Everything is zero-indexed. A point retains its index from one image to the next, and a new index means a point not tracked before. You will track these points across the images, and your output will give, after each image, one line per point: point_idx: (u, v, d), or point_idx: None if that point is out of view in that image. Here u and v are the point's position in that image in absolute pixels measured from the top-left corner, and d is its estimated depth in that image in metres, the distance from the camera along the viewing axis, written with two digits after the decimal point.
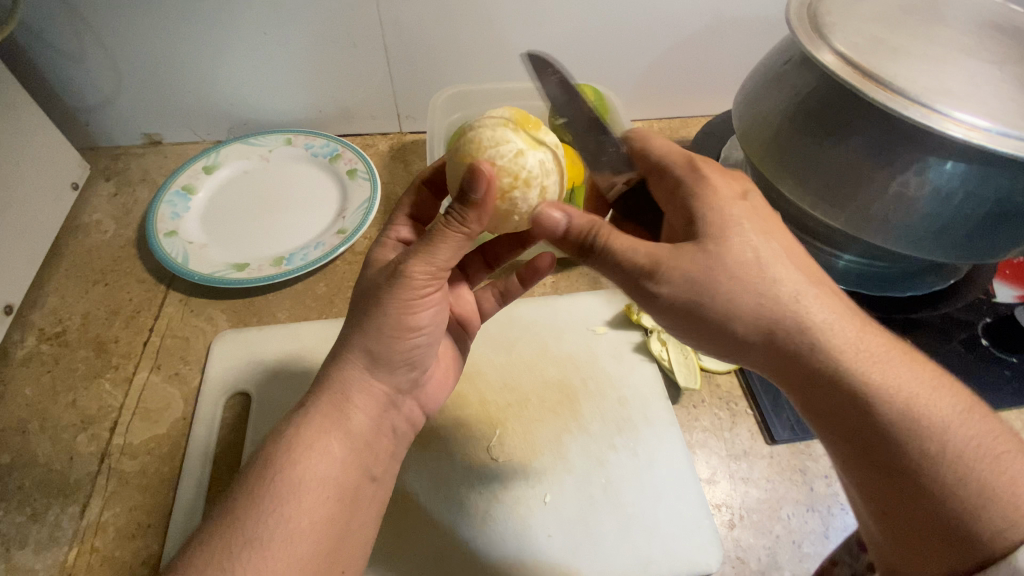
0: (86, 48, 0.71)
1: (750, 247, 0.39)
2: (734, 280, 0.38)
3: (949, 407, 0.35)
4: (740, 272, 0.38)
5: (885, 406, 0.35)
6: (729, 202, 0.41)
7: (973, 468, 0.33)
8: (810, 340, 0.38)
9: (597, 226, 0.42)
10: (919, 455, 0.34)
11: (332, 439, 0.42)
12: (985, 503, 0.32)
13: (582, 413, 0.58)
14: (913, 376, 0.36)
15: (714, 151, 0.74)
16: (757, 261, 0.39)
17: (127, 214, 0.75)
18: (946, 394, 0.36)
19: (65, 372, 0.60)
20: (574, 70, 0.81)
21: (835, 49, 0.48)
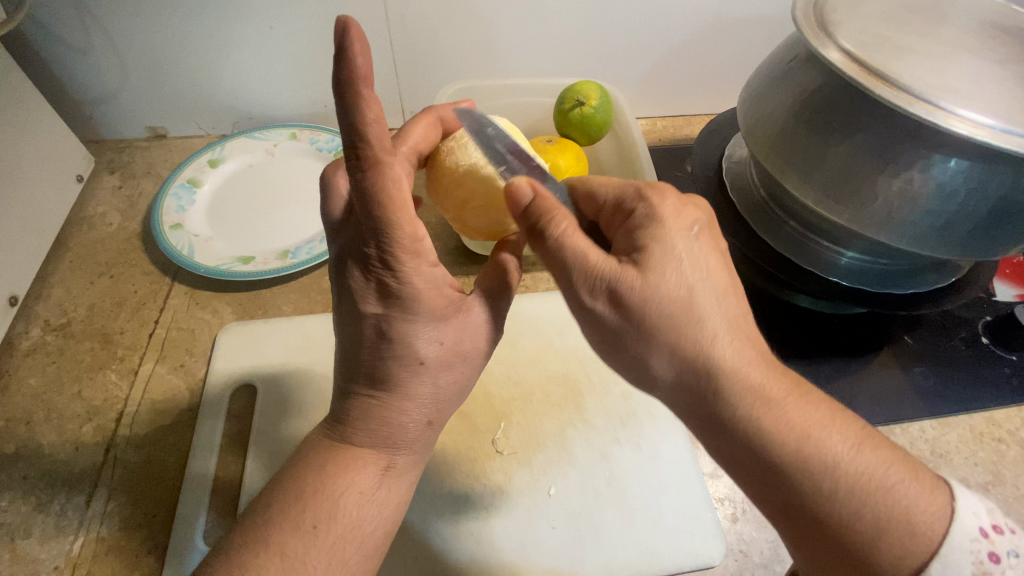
0: (93, 41, 0.71)
1: (684, 282, 0.37)
2: (664, 318, 0.37)
3: (841, 442, 0.36)
4: (670, 317, 0.37)
5: (789, 451, 0.35)
6: (674, 233, 0.39)
7: (877, 504, 0.34)
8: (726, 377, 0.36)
9: (557, 214, 0.40)
10: (824, 497, 0.35)
11: (366, 477, 0.39)
12: (882, 539, 0.34)
13: (586, 408, 0.58)
14: (806, 416, 0.36)
15: (718, 148, 0.75)
16: (681, 307, 0.37)
17: (131, 206, 0.75)
18: (830, 421, 0.37)
19: (69, 363, 0.60)
20: (578, 68, 0.82)
21: (842, 47, 0.49)
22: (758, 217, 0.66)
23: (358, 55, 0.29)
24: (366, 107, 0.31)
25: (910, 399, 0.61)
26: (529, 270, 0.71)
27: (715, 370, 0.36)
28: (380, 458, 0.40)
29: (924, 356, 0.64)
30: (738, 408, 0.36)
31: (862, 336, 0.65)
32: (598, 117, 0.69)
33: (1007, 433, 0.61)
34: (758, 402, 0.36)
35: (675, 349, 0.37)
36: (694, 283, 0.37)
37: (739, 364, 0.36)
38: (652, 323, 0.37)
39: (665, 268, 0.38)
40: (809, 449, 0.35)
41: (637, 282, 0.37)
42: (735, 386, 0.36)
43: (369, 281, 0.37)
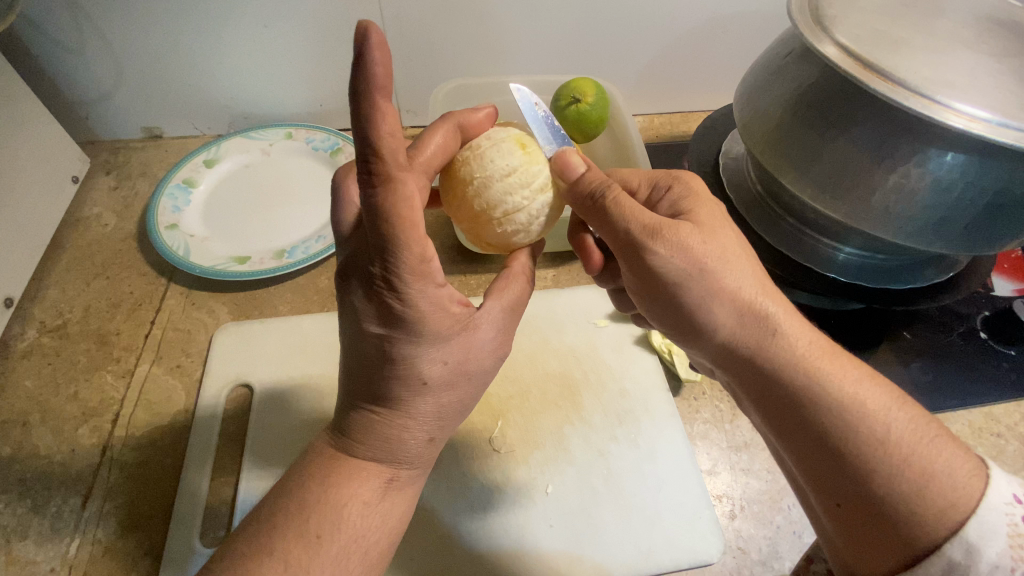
0: (88, 41, 0.71)
1: (726, 244, 0.42)
2: (708, 265, 0.40)
3: (883, 398, 0.37)
4: (719, 264, 0.41)
5: (828, 395, 0.37)
6: (714, 211, 0.44)
7: (916, 453, 0.34)
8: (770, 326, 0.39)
9: (611, 186, 0.43)
10: (865, 439, 0.35)
11: (371, 486, 0.39)
12: (923, 487, 0.33)
13: (584, 406, 0.58)
14: (846, 371, 0.38)
15: (715, 145, 0.75)
16: (721, 266, 0.41)
17: (127, 207, 0.75)
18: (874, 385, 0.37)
19: (65, 365, 0.60)
20: (574, 65, 0.82)
21: (837, 42, 0.48)
22: (755, 213, 0.66)
23: (377, 61, 0.27)
24: (382, 118, 0.29)
25: (908, 394, 0.61)
26: None
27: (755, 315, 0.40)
28: (386, 471, 0.40)
29: (922, 351, 0.64)
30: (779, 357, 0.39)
31: (859, 331, 0.64)
32: (594, 114, 0.69)
33: (1006, 427, 0.60)
34: (798, 352, 0.39)
35: (725, 294, 0.40)
36: (732, 246, 0.42)
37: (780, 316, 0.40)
38: (700, 271, 0.40)
39: (710, 230, 0.42)
40: (848, 397, 0.36)
41: (690, 235, 0.41)
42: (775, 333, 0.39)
43: (372, 302, 0.36)
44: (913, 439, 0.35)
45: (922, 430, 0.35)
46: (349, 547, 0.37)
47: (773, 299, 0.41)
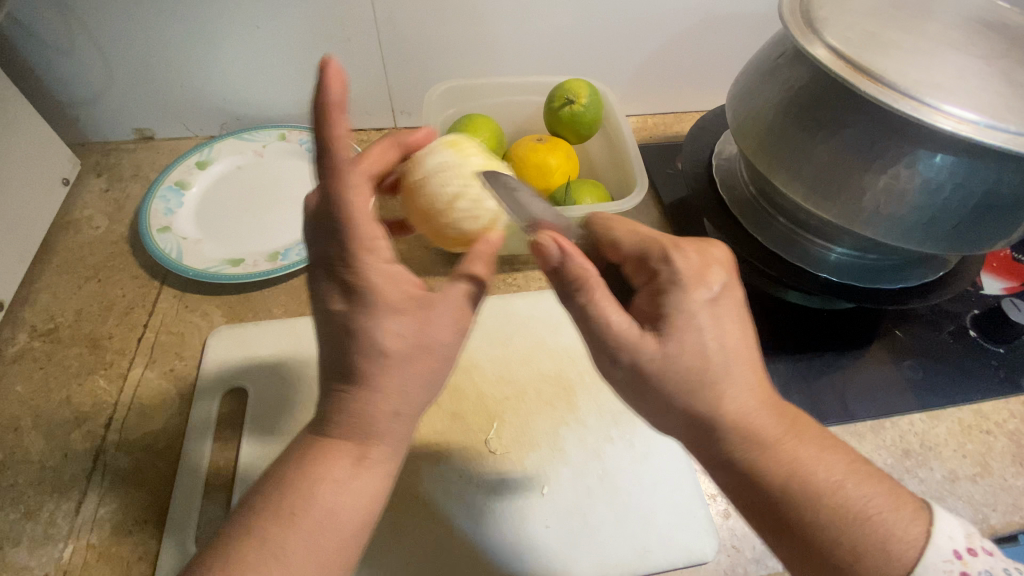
0: (78, 43, 0.70)
1: (698, 335, 0.39)
2: (681, 372, 0.39)
3: (836, 469, 0.38)
4: (689, 372, 0.39)
5: (780, 473, 0.38)
6: (696, 300, 0.39)
7: (862, 526, 0.36)
8: (727, 415, 0.39)
9: (586, 283, 0.40)
10: (814, 517, 0.37)
11: (342, 464, 0.37)
12: (862, 557, 0.36)
13: (579, 406, 0.58)
14: (800, 446, 0.39)
15: (708, 145, 0.75)
16: (702, 368, 0.38)
17: (118, 209, 0.75)
18: (833, 457, 0.39)
19: (57, 369, 0.60)
20: (568, 65, 0.82)
21: (828, 43, 0.49)
22: (748, 213, 0.66)
23: (333, 90, 0.35)
24: (328, 108, 0.35)
25: (899, 393, 0.61)
26: (521, 270, 0.71)
27: (712, 409, 0.39)
28: (357, 456, 0.38)
29: (913, 350, 0.64)
30: (737, 442, 0.39)
31: (851, 330, 0.65)
32: (587, 115, 0.69)
33: (995, 424, 0.61)
34: (759, 434, 0.39)
35: (692, 395, 0.39)
36: (711, 333, 0.39)
37: (738, 398, 0.39)
38: (669, 377, 0.39)
39: (689, 324, 0.39)
40: (801, 475, 0.38)
41: (659, 350, 0.39)
42: (734, 420, 0.39)
43: (331, 280, 0.38)
44: (862, 510, 0.37)
45: (872, 498, 0.37)
46: (312, 532, 0.36)
47: (736, 379, 0.39)
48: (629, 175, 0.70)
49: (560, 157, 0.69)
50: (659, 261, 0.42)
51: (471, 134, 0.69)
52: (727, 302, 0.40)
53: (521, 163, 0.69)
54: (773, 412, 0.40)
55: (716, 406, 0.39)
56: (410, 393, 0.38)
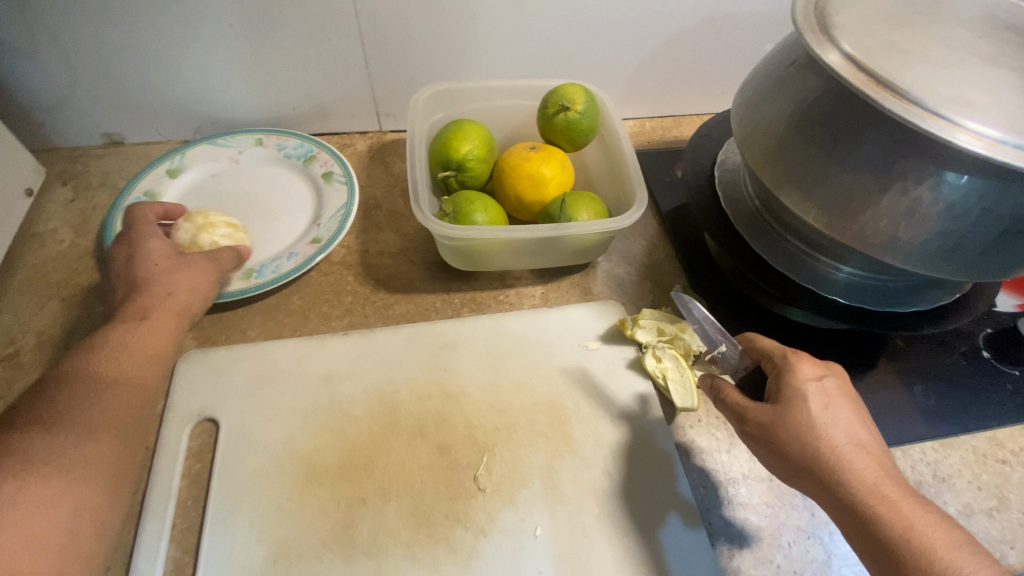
0: (36, 44, 0.65)
1: (815, 403, 0.45)
2: (789, 427, 0.44)
3: (944, 534, 0.39)
4: (796, 424, 0.44)
5: (886, 520, 0.40)
6: (806, 381, 0.46)
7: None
8: (840, 461, 0.42)
9: (796, 392, 0.46)
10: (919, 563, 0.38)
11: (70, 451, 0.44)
12: None
13: (574, 437, 0.55)
14: (913, 509, 0.40)
15: (711, 153, 0.71)
16: (814, 439, 0.43)
17: (85, 221, 0.70)
18: (946, 525, 0.40)
19: (15, 399, 0.56)
20: (563, 67, 0.78)
21: (845, 53, 0.45)
22: (752, 228, 0.62)
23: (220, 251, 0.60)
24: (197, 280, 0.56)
25: (912, 420, 0.58)
26: (513, 286, 0.67)
27: (822, 449, 0.43)
28: (35, 447, 0.43)
29: (925, 373, 0.61)
30: (850, 489, 0.41)
31: (860, 351, 0.62)
32: (584, 122, 0.65)
33: (1012, 453, 0.58)
34: (869, 486, 0.41)
35: (800, 440, 0.44)
36: (823, 404, 0.45)
37: (849, 448, 0.43)
38: (780, 434, 0.44)
39: (800, 401, 0.45)
40: (908, 527, 0.39)
41: (768, 417, 0.46)
42: (844, 465, 0.42)
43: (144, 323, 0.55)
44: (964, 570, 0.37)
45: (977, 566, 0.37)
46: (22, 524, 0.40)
47: (847, 430, 0.44)
48: (626, 185, 0.66)
49: (555, 167, 0.65)
50: (782, 361, 0.48)
51: (458, 142, 0.65)
52: (834, 385, 0.46)
53: (512, 174, 0.65)
54: (887, 475, 0.42)
55: (825, 446, 0.43)
56: (139, 364, 0.51)
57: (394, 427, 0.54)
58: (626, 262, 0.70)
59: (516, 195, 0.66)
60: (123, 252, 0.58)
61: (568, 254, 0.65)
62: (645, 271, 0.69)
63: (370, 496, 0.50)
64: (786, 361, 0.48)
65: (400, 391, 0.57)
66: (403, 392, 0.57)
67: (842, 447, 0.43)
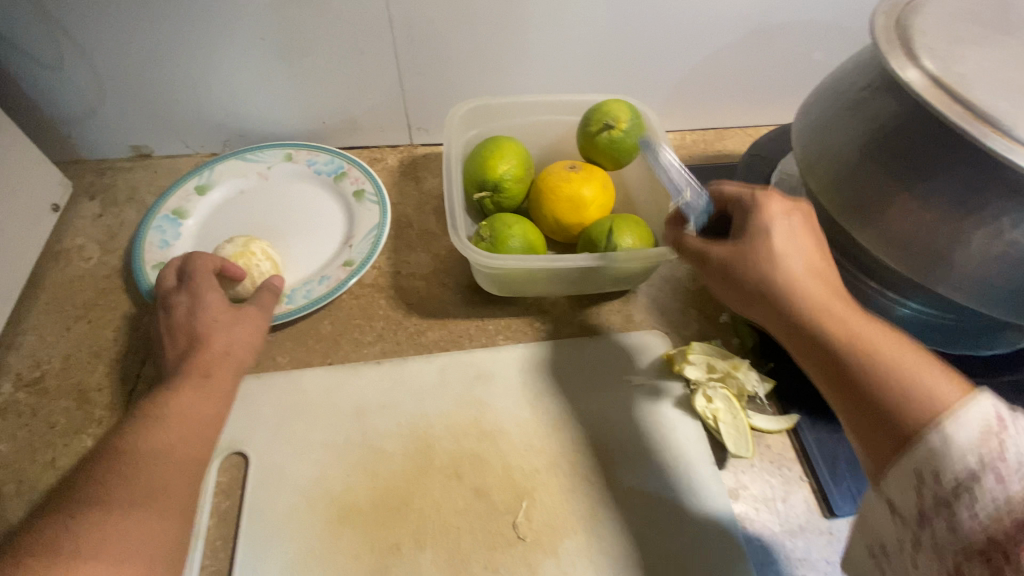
0: (66, 57, 0.64)
1: (784, 226, 0.41)
2: (750, 263, 0.41)
3: (908, 353, 0.35)
4: (752, 274, 0.41)
5: (848, 349, 0.36)
6: (772, 209, 0.42)
7: (903, 389, 0.33)
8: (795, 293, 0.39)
9: (755, 206, 0.43)
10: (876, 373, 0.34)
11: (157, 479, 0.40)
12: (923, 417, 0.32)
13: (619, 482, 0.52)
14: (876, 332, 0.36)
15: (762, 174, 0.67)
16: (764, 251, 0.40)
17: (112, 238, 0.69)
18: (931, 363, 0.34)
19: (41, 426, 0.54)
20: (603, 79, 0.74)
21: (932, 79, 0.41)
22: None
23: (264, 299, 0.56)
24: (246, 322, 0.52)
25: None
26: (550, 312, 0.64)
27: (783, 293, 0.39)
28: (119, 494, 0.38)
29: None
30: (817, 330, 0.37)
31: None
32: (628, 142, 0.62)
33: None
34: (817, 304, 0.38)
35: (754, 265, 0.41)
36: (789, 237, 0.41)
37: (804, 270, 0.39)
38: (738, 266, 0.42)
39: (764, 233, 0.41)
40: (862, 345, 0.36)
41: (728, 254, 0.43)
42: (804, 307, 0.38)
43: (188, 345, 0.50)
44: (911, 371, 0.34)
45: (926, 363, 0.34)
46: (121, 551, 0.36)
47: (797, 228, 0.41)
48: (673, 208, 0.63)
49: (597, 188, 0.62)
50: (749, 200, 0.44)
51: (495, 161, 0.62)
52: (802, 227, 0.41)
53: (552, 196, 0.62)
54: (839, 297, 0.39)
55: (781, 290, 0.39)
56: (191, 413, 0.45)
57: (428, 466, 0.52)
58: (670, 287, 0.66)
59: (555, 218, 0.62)
60: (184, 301, 0.52)
61: (610, 282, 0.62)
62: (690, 298, 0.65)
63: (405, 542, 0.48)
64: (750, 198, 0.43)
65: (435, 428, 0.54)
66: (437, 429, 0.54)
67: (793, 278, 0.39)
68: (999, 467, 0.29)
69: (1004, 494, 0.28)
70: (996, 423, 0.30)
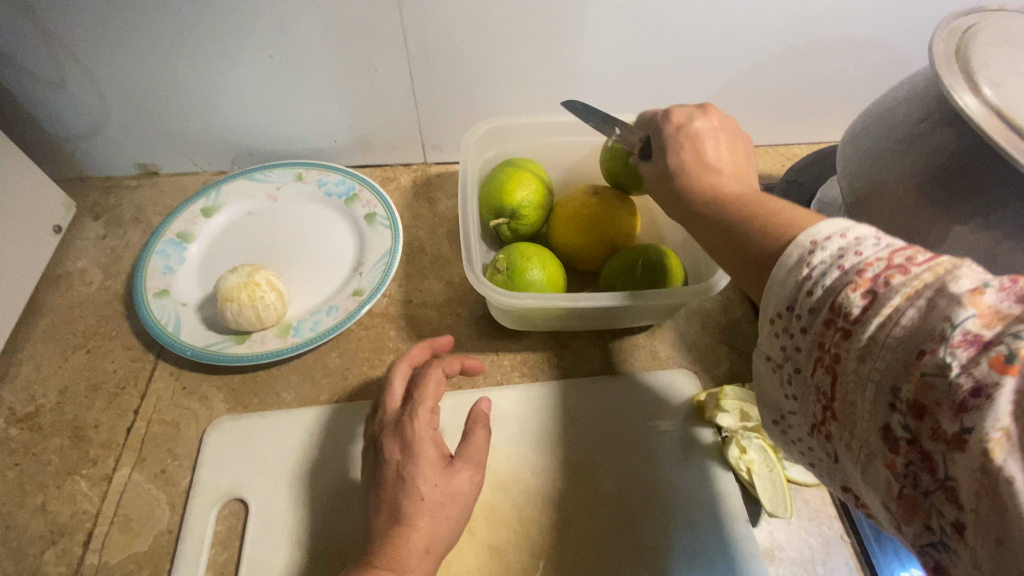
0: (70, 74, 0.61)
1: (704, 132, 0.46)
2: (671, 182, 0.45)
3: (792, 210, 0.35)
4: (679, 151, 0.46)
5: (731, 209, 0.38)
6: (697, 125, 0.47)
7: (767, 229, 0.34)
8: (701, 164, 0.44)
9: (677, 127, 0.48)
10: (749, 233, 0.35)
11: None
12: (768, 235, 0.34)
13: (644, 542, 0.48)
14: (773, 203, 0.37)
15: (799, 201, 0.63)
16: (693, 168, 0.44)
17: (115, 261, 0.66)
18: (809, 214, 0.34)
19: (34, 466, 0.51)
20: (628, 97, 0.70)
21: (1004, 115, 0.37)
22: None
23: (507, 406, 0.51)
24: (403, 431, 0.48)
25: None
26: (570, 347, 0.59)
27: (684, 163, 0.45)
28: None
29: None
30: (699, 198, 0.42)
31: None
32: None
33: None
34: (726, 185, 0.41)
35: (673, 178, 0.45)
36: (712, 148, 0.45)
37: (722, 167, 0.43)
38: (667, 194, 0.45)
39: (689, 138, 0.46)
40: (752, 210, 0.37)
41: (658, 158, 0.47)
42: (711, 186, 0.42)
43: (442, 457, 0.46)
44: (773, 220, 0.34)
45: (800, 213, 0.34)
46: None
47: (719, 146, 0.45)
48: None
49: (622, 217, 0.58)
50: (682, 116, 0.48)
51: (513, 188, 0.58)
52: (718, 125, 0.47)
53: (574, 225, 0.58)
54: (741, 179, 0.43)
55: (694, 166, 0.44)
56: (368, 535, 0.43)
57: None
58: (698, 321, 0.62)
59: (577, 249, 0.59)
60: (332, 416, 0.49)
61: (636, 317, 0.57)
62: (720, 334, 0.61)
63: None
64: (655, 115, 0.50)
65: None
66: None
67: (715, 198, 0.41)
68: (847, 310, 0.26)
69: (831, 281, 0.28)
70: (805, 251, 0.30)
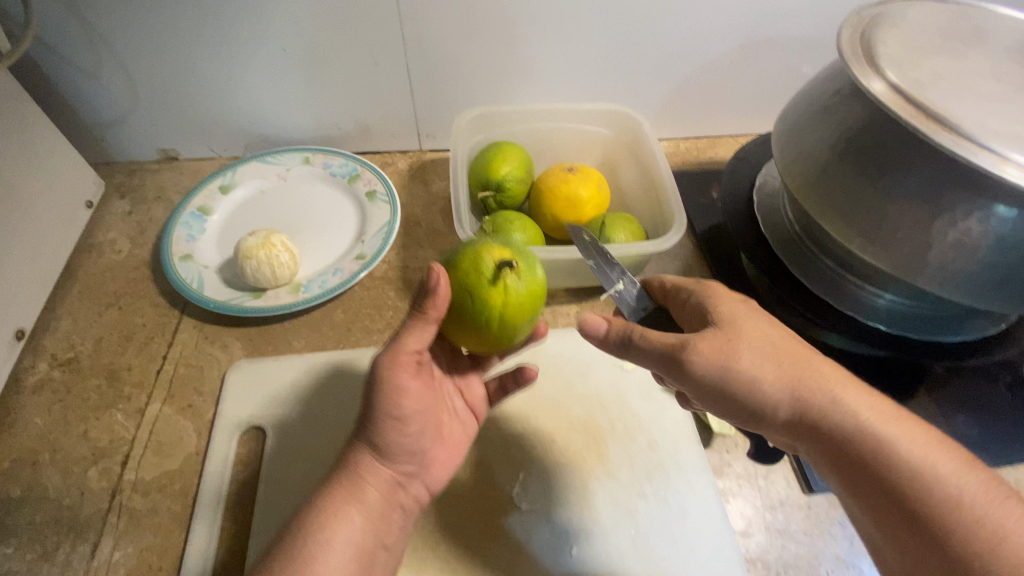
0: (105, 64, 0.69)
1: (761, 336, 0.42)
2: (735, 393, 0.41)
3: (930, 448, 0.38)
4: (751, 374, 0.41)
5: (862, 450, 0.39)
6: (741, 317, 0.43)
7: (965, 523, 0.36)
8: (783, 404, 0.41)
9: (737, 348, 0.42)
10: (922, 494, 0.37)
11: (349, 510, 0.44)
12: (974, 530, 0.35)
13: (609, 458, 0.55)
14: (903, 432, 0.39)
15: (748, 177, 0.71)
16: (756, 384, 0.41)
17: (141, 232, 0.74)
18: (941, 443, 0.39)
19: (75, 402, 0.58)
20: (601, 90, 0.79)
21: (890, 82, 0.45)
22: (789, 250, 0.62)
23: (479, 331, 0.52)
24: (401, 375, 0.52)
25: None
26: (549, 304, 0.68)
27: (771, 401, 0.41)
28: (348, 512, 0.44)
29: None
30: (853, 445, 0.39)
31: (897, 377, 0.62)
32: None
33: None
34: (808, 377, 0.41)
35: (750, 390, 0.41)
36: (763, 344, 0.41)
37: (775, 375, 0.41)
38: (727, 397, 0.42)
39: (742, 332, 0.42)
40: (903, 463, 0.38)
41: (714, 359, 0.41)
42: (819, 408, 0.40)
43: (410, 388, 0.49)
44: (936, 474, 0.37)
45: (942, 452, 0.38)
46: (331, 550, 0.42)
47: (772, 352, 0.41)
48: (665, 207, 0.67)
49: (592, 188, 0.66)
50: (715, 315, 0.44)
51: (498, 164, 0.67)
52: (769, 324, 0.43)
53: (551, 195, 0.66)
54: (790, 355, 0.42)
55: (762, 388, 0.41)
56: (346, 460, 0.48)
57: None
58: None
59: (553, 216, 0.67)
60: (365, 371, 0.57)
61: None
62: None
63: None
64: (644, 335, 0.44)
65: None
66: None
67: (746, 341, 0.41)
68: None
69: None
70: None
